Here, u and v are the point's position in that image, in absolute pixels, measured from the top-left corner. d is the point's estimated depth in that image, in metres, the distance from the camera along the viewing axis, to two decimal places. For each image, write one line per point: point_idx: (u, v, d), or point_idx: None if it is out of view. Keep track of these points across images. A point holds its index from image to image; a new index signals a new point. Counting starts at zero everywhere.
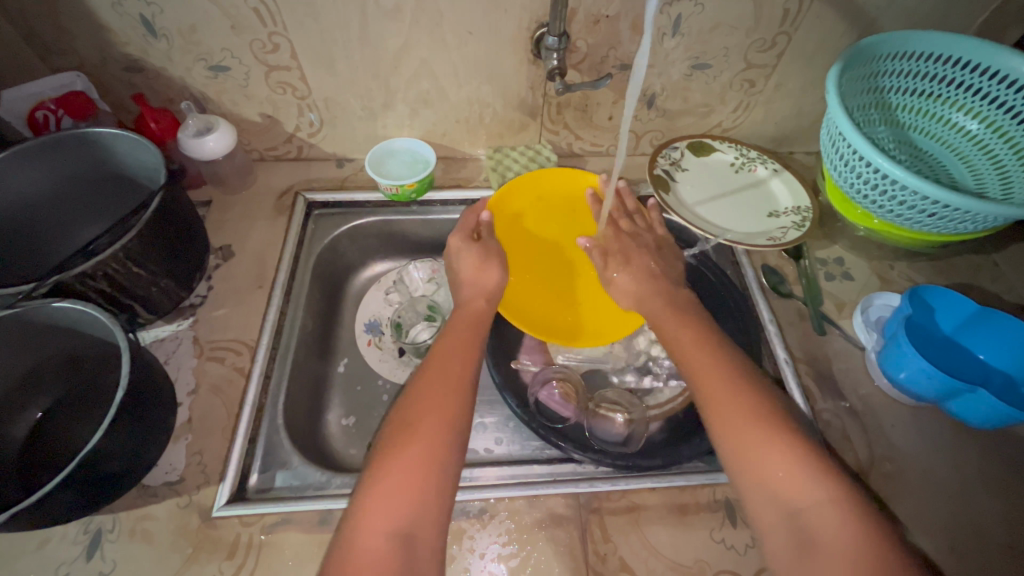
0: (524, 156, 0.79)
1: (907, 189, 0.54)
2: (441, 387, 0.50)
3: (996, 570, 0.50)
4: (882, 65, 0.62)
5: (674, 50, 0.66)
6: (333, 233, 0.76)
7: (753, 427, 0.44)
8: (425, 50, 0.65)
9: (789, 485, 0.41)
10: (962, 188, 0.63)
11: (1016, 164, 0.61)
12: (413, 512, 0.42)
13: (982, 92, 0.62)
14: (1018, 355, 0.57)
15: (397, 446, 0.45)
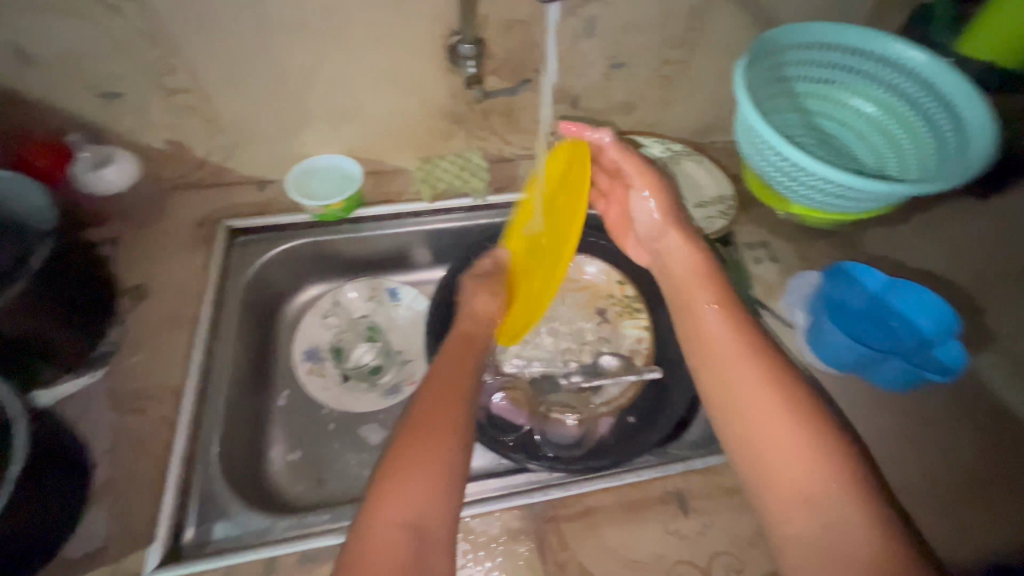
0: (455, 165, 0.78)
1: (813, 174, 0.57)
2: (454, 389, 0.49)
3: (923, 523, 0.54)
4: (784, 57, 0.65)
5: (590, 52, 0.66)
6: (260, 260, 0.72)
7: (742, 384, 0.45)
8: (338, 64, 0.62)
9: (785, 438, 0.42)
10: (865, 169, 0.67)
11: (911, 144, 0.65)
12: (428, 508, 0.41)
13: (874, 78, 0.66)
14: (925, 318, 0.61)
15: (409, 442, 0.44)
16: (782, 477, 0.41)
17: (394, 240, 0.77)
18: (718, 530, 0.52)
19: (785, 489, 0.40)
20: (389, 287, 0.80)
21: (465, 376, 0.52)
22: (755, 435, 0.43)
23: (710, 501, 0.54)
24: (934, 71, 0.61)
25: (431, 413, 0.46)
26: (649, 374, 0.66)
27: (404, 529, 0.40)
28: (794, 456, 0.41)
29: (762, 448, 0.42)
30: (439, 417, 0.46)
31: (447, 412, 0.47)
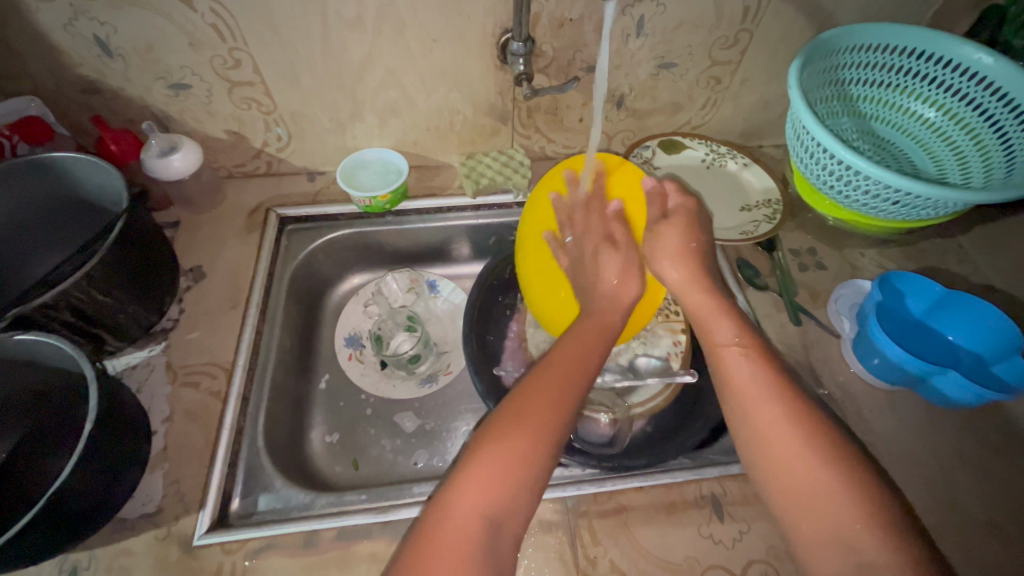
0: (498, 161, 0.79)
1: (869, 179, 0.55)
2: (550, 380, 0.48)
3: (975, 546, 0.51)
4: (841, 58, 0.63)
5: (639, 51, 0.66)
6: (308, 248, 0.75)
7: (773, 432, 0.44)
8: (391, 59, 0.64)
9: (820, 481, 0.41)
10: (924, 175, 0.64)
11: (974, 151, 0.62)
12: (504, 503, 0.41)
13: (938, 81, 0.63)
14: (985, 335, 0.58)
15: (496, 432, 0.44)
16: (818, 521, 0.40)
17: (436, 233, 0.79)
18: (754, 538, 0.51)
19: (824, 533, 0.40)
20: (428, 279, 0.81)
21: (574, 362, 0.50)
22: (788, 475, 0.43)
23: (747, 508, 0.53)
24: (1002, 75, 0.58)
25: (521, 402, 0.46)
26: (685, 377, 0.64)
27: (482, 521, 0.40)
28: (831, 502, 0.40)
29: (798, 490, 0.42)
30: (532, 407, 0.46)
31: (542, 404, 0.46)
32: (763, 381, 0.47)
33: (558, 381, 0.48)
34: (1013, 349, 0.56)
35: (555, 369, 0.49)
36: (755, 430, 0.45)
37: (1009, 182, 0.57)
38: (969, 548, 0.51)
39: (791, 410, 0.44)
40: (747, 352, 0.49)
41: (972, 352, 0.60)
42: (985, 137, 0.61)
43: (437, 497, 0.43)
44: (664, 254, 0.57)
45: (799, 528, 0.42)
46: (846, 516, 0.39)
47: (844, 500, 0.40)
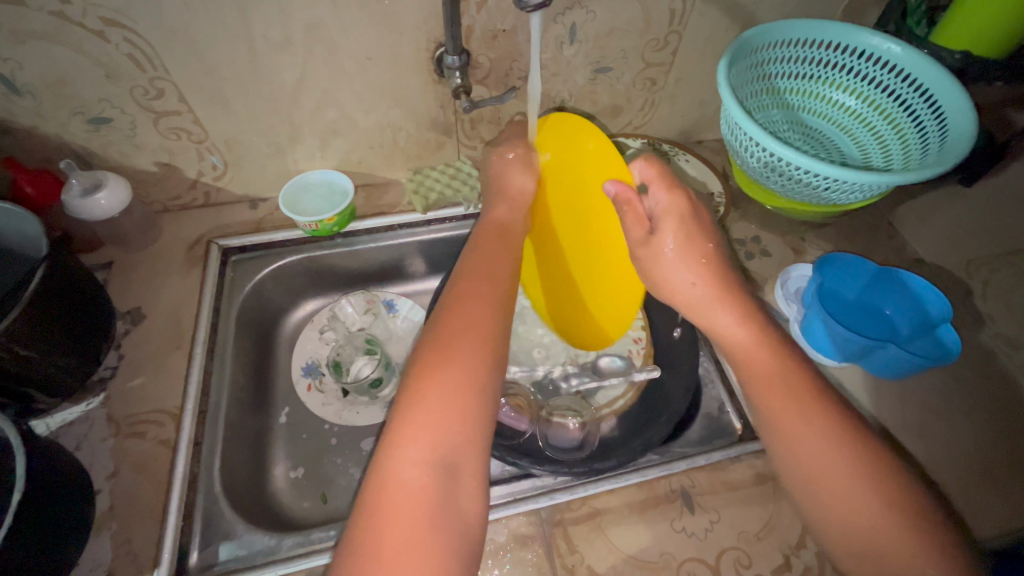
0: (445, 175, 0.78)
1: (800, 169, 0.58)
2: (472, 310, 0.48)
3: None
4: (765, 54, 0.66)
5: (575, 57, 0.67)
6: (257, 278, 0.72)
7: (830, 482, 0.42)
8: (325, 80, 0.63)
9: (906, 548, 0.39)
10: (850, 161, 0.68)
11: (892, 134, 0.67)
12: (451, 447, 0.41)
13: (855, 71, 0.67)
14: (918, 306, 0.61)
15: (425, 375, 0.44)
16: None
17: (388, 252, 0.77)
18: (724, 526, 0.52)
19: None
20: (385, 299, 0.80)
21: (489, 291, 0.50)
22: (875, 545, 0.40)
23: (715, 496, 0.54)
24: (909, 63, 0.62)
25: (445, 337, 0.46)
26: (650, 372, 0.66)
27: (432, 468, 0.40)
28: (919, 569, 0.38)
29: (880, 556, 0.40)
30: (458, 340, 0.46)
31: (468, 334, 0.46)
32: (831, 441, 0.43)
33: (480, 312, 0.48)
34: (943, 318, 0.59)
35: (475, 301, 0.49)
36: (834, 500, 0.42)
37: (924, 163, 0.61)
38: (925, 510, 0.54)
39: (856, 464, 0.42)
40: (801, 408, 0.44)
41: (909, 326, 0.63)
42: (900, 121, 0.66)
43: (378, 456, 0.42)
44: (673, 271, 0.51)
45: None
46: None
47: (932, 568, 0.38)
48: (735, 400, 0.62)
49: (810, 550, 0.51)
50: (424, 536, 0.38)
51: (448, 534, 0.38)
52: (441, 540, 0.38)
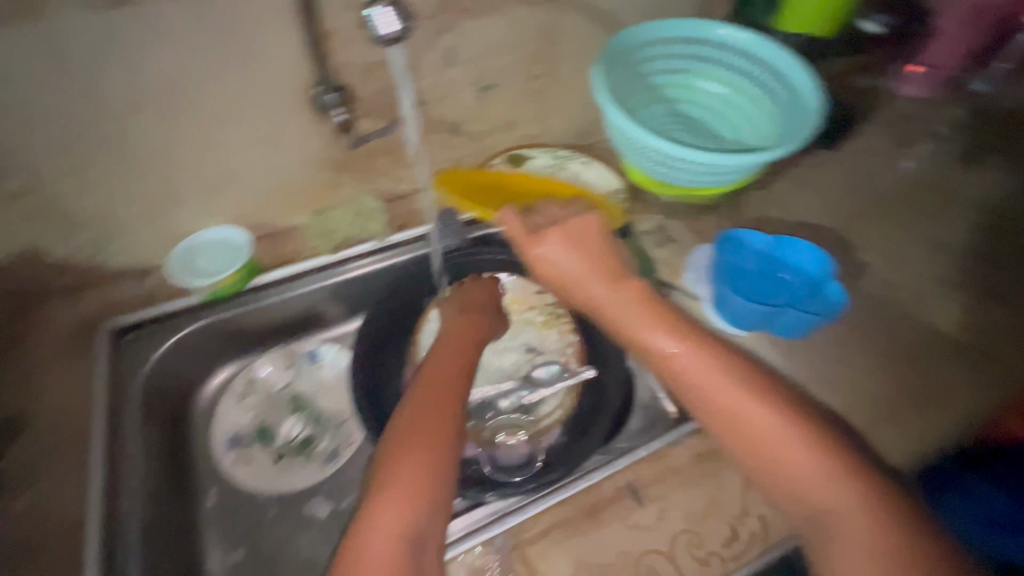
0: (349, 213, 0.74)
1: (682, 160, 0.62)
2: (438, 381, 0.49)
3: None
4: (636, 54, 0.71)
5: (458, 79, 0.67)
6: (156, 355, 0.67)
7: (786, 459, 0.42)
8: (195, 135, 0.59)
9: (840, 497, 0.41)
10: (728, 142, 0.73)
11: (758, 114, 0.73)
12: (423, 516, 0.41)
13: (719, 61, 0.72)
14: (809, 266, 0.66)
15: (396, 450, 0.43)
16: (844, 539, 0.40)
17: (300, 302, 0.74)
18: (674, 512, 0.53)
19: (860, 553, 0.39)
20: (308, 350, 0.77)
21: (458, 361, 0.53)
22: (808, 496, 0.42)
23: (661, 484, 0.55)
24: (758, 48, 0.70)
25: (412, 409, 0.46)
26: (587, 373, 0.67)
27: (405, 541, 0.39)
28: (853, 516, 0.40)
29: (816, 509, 0.41)
30: (427, 410, 0.46)
31: (436, 403, 0.47)
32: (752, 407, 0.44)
33: (453, 380, 0.50)
34: (828, 274, 0.65)
35: (440, 373, 0.50)
36: (780, 475, 0.43)
37: (787, 133, 0.67)
38: None
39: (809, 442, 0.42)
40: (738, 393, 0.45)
41: None
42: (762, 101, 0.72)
43: (348, 538, 0.40)
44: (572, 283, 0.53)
45: (824, 552, 0.41)
46: (868, 527, 0.39)
47: (882, 528, 0.39)
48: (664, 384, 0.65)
49: (755, 516, 0.53)
50: None
51: None
52: None
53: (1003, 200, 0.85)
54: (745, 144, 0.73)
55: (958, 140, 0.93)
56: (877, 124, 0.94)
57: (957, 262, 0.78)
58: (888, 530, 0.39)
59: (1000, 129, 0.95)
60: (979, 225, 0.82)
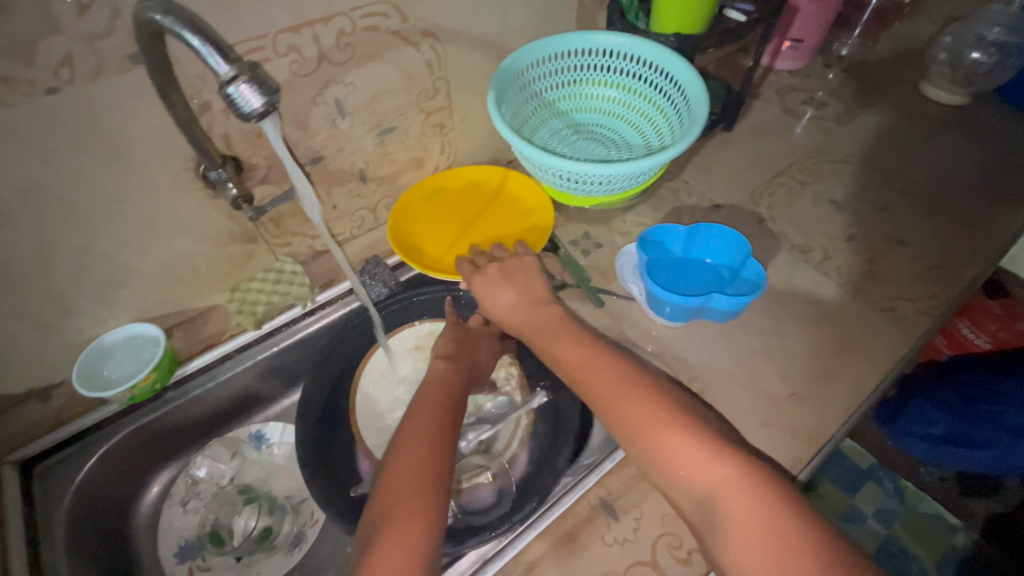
0: (268, 282, 0.71)
1: (590, 175, 0.63)
2: (416, 440, 0.51)
3: (788, 414, 0.64)
4: (529, 74, 0.71)
5: (353, 128, 0.66)
6: (77, 481, 0.61)
7: (682, 458, 0.45)
8: (76, 238, 0.54)
9: (709, 474, 0.44)
10: (631, 144, 0.76)
11: (656, 113, 0.75)
12: (428, 545, 0.43)
13: (606, 67, 0.75)
14: (727, 250, 0.70)
15: (396, 487, 0.47)
16: (725, 518, 0.42)
17: (233, 386, 0.70)
18: (648, 517, 0.54)
19: (737, 527, 0.41)
20: (251, 434, 0.74)
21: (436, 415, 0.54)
22: (688, 482, 0.45)
23: (632, 493, 0.55)
24: (643, 49, 0.71)
25: (404, 446, 0.50)
26: (537, 399, 0.67)
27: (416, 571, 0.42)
28: (728, 488, 0.43)
29: (699, 493, 0.44)
30: (423, 444, 0.50)
31: (429, 436, 0.51)
32: (625, 403, 0.50)
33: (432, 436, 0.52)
34: (745, 255, 0.68)
35: (419, 431, 0.52)
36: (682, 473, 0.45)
37: (684, 128, 0.69)
38: (787, 420, 0.63)
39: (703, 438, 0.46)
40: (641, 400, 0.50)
41: (728, 268, 0.71)
42: (657, 100, 0.74)
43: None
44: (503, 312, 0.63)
45: (714, 538, 0.42)
46: (739, 497, 0.42)
47: (768, 507, 0.41)
48: None
49: None
50: None
51: None
52: None
53: (880, 152, 0.93)
54: (649, 143, 0.75)
55: (833, 104, 1.01)
56: (762, 101, 1.01)
57: (855, 216, 0.84)
58: (755, 495, 0.42)
59: (864, 88, 1.04)
60: (866, 178, 0.89)
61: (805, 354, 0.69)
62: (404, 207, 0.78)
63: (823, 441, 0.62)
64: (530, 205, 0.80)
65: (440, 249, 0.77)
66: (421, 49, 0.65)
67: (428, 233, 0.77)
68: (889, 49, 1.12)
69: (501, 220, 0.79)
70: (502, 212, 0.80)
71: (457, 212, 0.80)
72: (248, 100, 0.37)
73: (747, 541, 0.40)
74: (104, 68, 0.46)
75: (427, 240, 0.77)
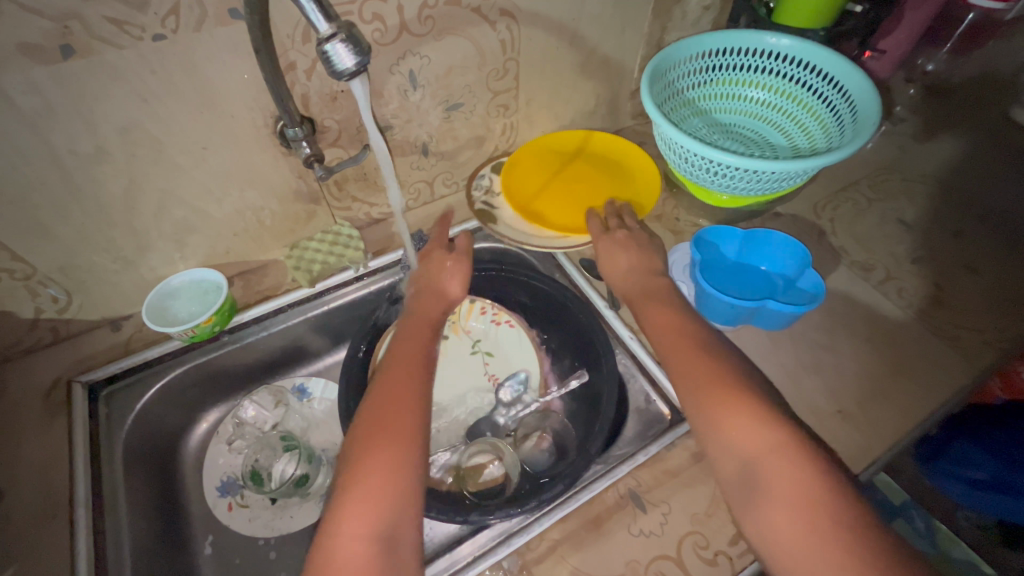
0: (325, 243, 0.74)
1: (740, 169, 0.63)
2: (399, 372, 0.55)
3: (830, 431, 0.62)
4: (678, 70, 0.74)
5: (423, 101, 0.67)
6: (140, 406, 0.66)
7: (740, 425, 0.46)
8: (161, 179, 0.58)
9: (765, 443, 0.45)
10: (777, 146, 0.77)
11: (809, 117, 0.75)
12: (388, 518, 0.45)
13: (759, 68, 0.76)
14: (784, 258, 0.69)
15: (360, 458, 0.48)
16: (768, 479, 0.44)
17: (284, 337, 0.74)
18: (676, 514, 0.54)
19: (780, 495, 0.42)
20: (295, 386, 0.77)
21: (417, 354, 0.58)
22: (736, 443, 0.46)
23: (661, 489, 0.55)
24: (805, 52, 0.72)
25: (375, 421, 0.50)
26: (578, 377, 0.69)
27: (374, 543, 0.43)
28: (777, 457, 0.44)
29: (745, 455, 0.45)
30: (386, 422, 0.50)
31: (398, 415, 0.51)
32: (694, 373, 0.52)
33: (405, 370, 0.55)
34: (803, 264, 0.67)
35: (401, 363, 0.56)
36: (746, 436, 0.46)
37: (844, 134, 0.69)
38: (830, 437, 0.62)
39: (762, 411, 0.47)
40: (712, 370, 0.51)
41: (782, 277, 0.70)
42: (812, 104, 0.75)
43: (318, 541, 0.44)
44: (619, 277, 0.66)
45: (751, 500, 0.44)
46: (784, 463, 0.43)
47: (822, 484, 0.42)
48: (658, 387, 0.64)
49: None
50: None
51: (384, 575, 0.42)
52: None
53: (958, 174, 0.88)
54: (799, 149, 0.75)
55: (911, 120, 0.97)
56: None
57: (923, 238, 0.80)
58: (806, 471, 0.43)
59: (946, 107, 0.99)
60: (940, 200, 0.85)
61: (857, 374, 0.67)
62: (522, 153, 0.82)
63: (866, 463, 0.60)
64: (634, 176, 0.82)
65: (527, 197, 0.79)
66: (497, 28, 0.65)
67: (534, 176, 0.81)
68: (978, 69, 1.06)
69: (601, 183, 0.82)
70: (602, 175, 0.83)
71: (560, 166, 0.83)
72: (342, 58, 0.39)
73: (786, 503, 0.42)
74: (205, 21, 0.48)
75: (538, 184, 0.81)
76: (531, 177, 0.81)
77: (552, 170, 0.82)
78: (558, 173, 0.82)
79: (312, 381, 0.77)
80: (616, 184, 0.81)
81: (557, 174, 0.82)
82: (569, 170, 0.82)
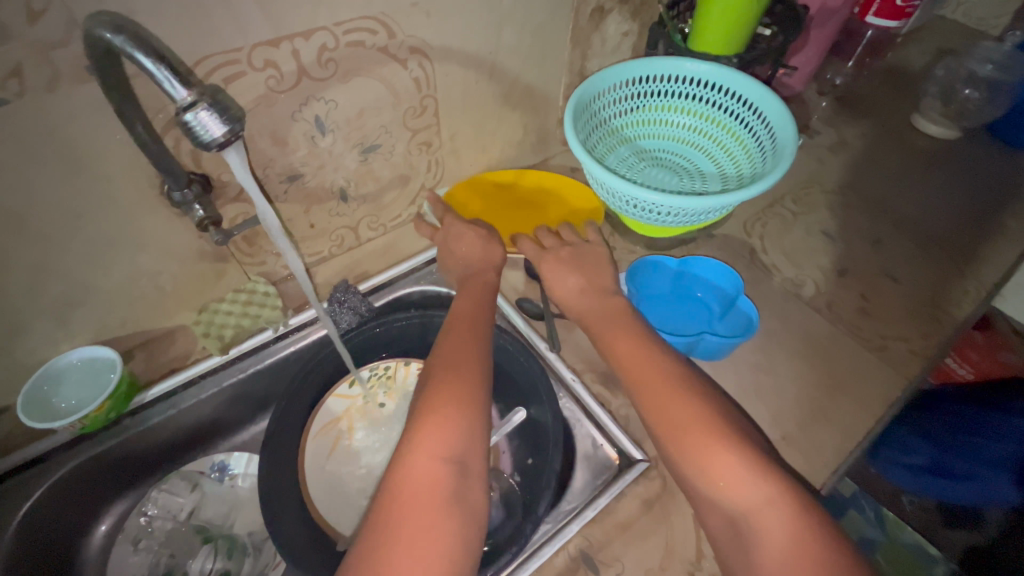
0: (238, 304, 0.68)
1: (665, 206, 0.63)
2: (463, 336, 0.56)
3: None
4: (600, 101, 0.73)
5: (335, 146, 0.63)
6: (30, 502, 0.57)
7: (729, 478, 0.45)
8: (27, 256, 0.50)
9: (755, 497, 0.44)
10: (703, 172, 0.77)
11: (733, 142, 0.76)
12: (460, 445, 0.47)
13: (681, 94, 0.76)
14: (716, 288, 0.70)
15: (434, 388, 0.50)
16: (761, 537, 0.43)
17: (197, 412, 0.67)
18: (631, 571, 0.51)
19: (774, 554, 0.42)
20: (214, 464, 0.71)
21: (475, 320, 0.59)
22: (725, 497, 0.45)
23: (614, 544, 0.53)
24: (723, 77, 0.73)
25: (444, 367, 0.52)
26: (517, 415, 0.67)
27: (445, 467, 0.45)
28: (769, 514, 0.43)
29: (737, 511, 0.45)
30: (458, 370, 0.52)
31: (467, 362, 0.53)
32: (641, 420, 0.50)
33: (470, 335, 0.57)
34: (736, 291, 0.68)
35: (461, 330, 0.57)
36: (734, 486, 0.45)
37: (766, 162, 0.70)
38: None
39: (749, 463, 0.46)
40: (697, 413, 0.49)
41: (718, 304, 0.69)
42: (734, 128, 0.76)
43: (392, 465, 0.46)
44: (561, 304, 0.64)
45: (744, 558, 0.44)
46: (779, 520, 0.43)
47: (817, 540, 0.41)
48: (603, 430, 0.62)
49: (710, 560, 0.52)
50: (435, 523, 0.42)
51: (454, 519, 0.43)
52: (446, 521, 0.43)
53: (872, 182, 0.92)
54: (726, 174, 0.76)
55: (826, 132, 1.01)
56: None
57: (846, 248, 0.83)
58: (797, 527, 0.42)
59: (856, 117, 1.04)
60: (859, 210, 0.88)
61: (797, 395, 0.67)
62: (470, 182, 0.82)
63: (814, 488, 0.60)
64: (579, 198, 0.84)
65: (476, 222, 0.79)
66: (409, 66, 0.62)
67: (483, 206, 0.82)
68: (881, 79, 1.12)
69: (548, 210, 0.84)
70: (548, 203, 0.85)
71: (506, 197, 0.84)
72: (208, 127, 0.35)
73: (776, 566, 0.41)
74: (59, 80, 0.42)
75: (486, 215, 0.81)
76: (479, 206, 0.81)
77: (498, 199, 0.83)
78: (504, 203, 0.83)
79: (235, 458, 0.72)
80: (562, 209, 0.84)
81: (501, 205, 0.83)
82: (514, 199, 0.84)
